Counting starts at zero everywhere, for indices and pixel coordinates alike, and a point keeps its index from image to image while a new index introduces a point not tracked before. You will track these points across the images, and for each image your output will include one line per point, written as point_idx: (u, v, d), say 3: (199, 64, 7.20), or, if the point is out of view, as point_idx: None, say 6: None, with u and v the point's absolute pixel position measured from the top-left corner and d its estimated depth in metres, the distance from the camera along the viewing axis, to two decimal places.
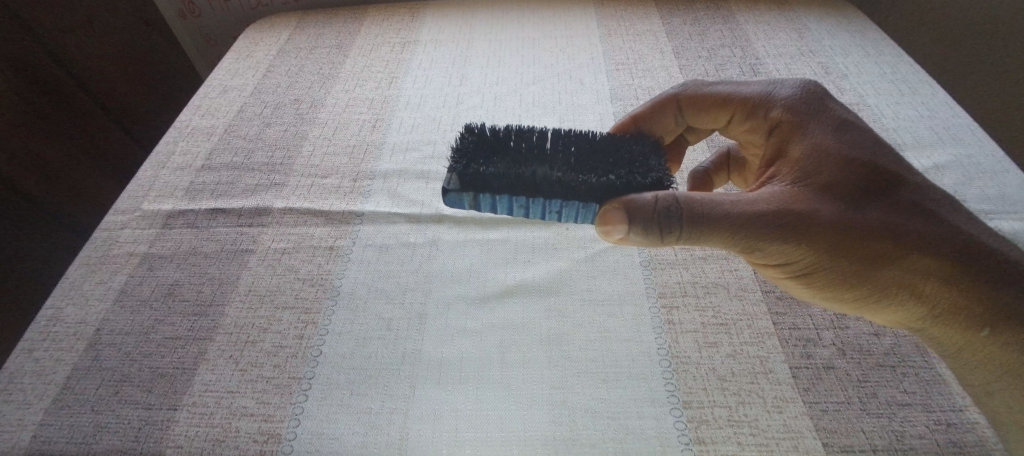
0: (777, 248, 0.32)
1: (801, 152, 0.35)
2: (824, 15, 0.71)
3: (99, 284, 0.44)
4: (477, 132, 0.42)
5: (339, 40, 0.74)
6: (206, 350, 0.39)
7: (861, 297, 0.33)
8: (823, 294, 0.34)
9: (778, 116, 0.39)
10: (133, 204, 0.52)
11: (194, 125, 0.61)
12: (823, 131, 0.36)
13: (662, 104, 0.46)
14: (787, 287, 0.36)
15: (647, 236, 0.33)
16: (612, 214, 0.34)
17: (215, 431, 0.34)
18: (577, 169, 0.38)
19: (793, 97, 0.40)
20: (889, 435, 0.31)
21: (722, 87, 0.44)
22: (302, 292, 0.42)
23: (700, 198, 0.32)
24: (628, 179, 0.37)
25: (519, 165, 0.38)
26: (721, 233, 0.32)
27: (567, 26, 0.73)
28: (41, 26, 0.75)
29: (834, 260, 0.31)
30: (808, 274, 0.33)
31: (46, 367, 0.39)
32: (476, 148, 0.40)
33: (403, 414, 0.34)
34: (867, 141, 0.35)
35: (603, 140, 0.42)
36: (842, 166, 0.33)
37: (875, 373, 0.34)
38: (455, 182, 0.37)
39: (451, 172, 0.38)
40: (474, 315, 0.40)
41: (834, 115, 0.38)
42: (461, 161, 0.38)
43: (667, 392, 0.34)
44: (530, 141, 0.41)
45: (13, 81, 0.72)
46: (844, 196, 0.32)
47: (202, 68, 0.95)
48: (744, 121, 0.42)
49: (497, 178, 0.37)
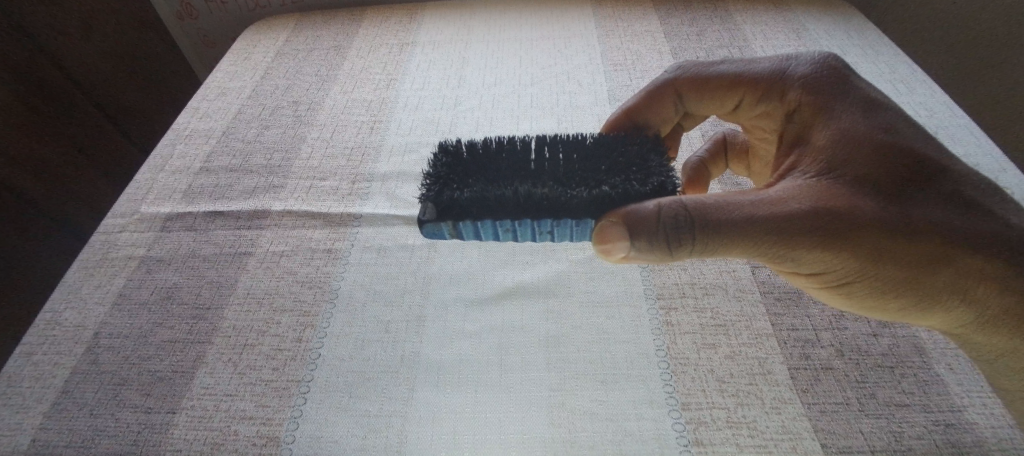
0: (803, 254, 0.31)
1: (824, 138, 0.35)
2: (823, 14, 0.71)
3: (98, 287, 0.44)
4: (451, 152, 0.42)
5: (337, 42, 0.74)
6: (205, 352, 0.39)
7: (894, 300, 0.32)
8: (857, 301, 0.34)
9: (795, 98, 0.39)
10: (132, 207, 0.52)
11: (192, 128, 0.61)
12: (848, 113, 0.36)
13: (656, 94, 0.46)
14: (820, 295, 0.36)
15: (652, 248, 0.33)
16: (610, 230, 0.34)
17: (215, 435, 0.34)
18: (565, 182, 0.38)
19: (811, 74, 0.39)
20: (888, 436, 0.31)
21: (727, 68, 0.44)
22: (301, 295, 0.43)
23: (709, 205, 0.32)
24: (624, 190, 0.36)
25: (495, 186, 0.38)
26: (730, 239, 0.31)
27: (564, 27, 0.73)
28: (40, 30, 0.75)
29: (859, 262, 0.31)
30: (836, 280, 0.33)
31: (46, 370, 0.39)
32: (449, 171, 0.40)
33: (402, 418, 0.34)
34: (893, 125, 0.35)
35: (594, 143, 0.42)
36: (860, 157, 0.33)
37: (873, 374, 0.34)
38: (430, 212, 0.38)
39: (426, 202, 0.38)
40: (473, 318, 0.40)
41: (859, 95, 0.37)
42: (435, 188, 0.38)
43: (667, 393, 0.34)
44: (510, 156, 0.41)
45: (14, 87, 0.73)
46: (865, 188, 0.31)
47: (204, 73, 0.96)
48: (757, 104, 0.43)
49: (474, 205, 0.37)
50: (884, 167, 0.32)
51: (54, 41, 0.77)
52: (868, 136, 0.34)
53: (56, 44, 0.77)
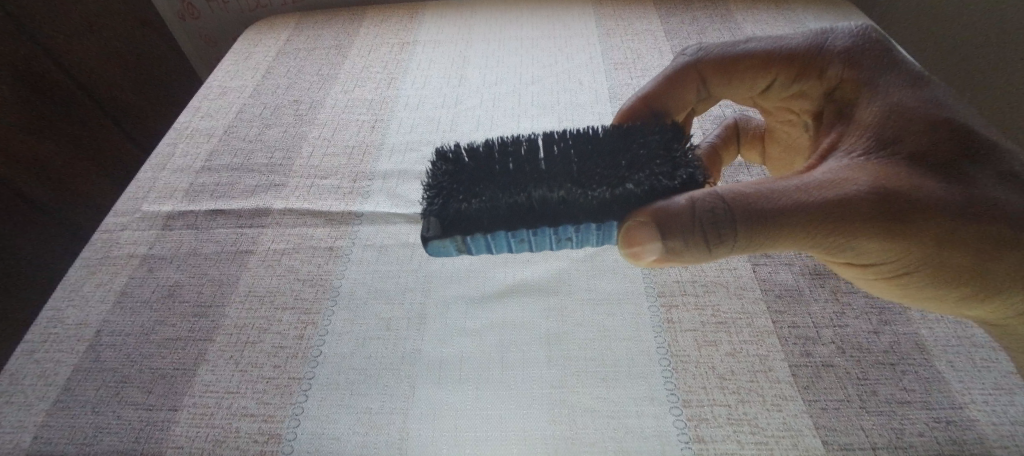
0: (861, 242, 0.31)
1: (871, 116, 0.35)
2: (824, 12, 0.70)
3: (99, 286, 0.44)
4: (452, 162, 0.41)
5: (338, 41, 0.74)
6: (206, 350, 0.39)
7: (941, 284, 0.32)
8: (910, 287, 0.34)
9: (836, 73, 0.39)
10: (133, 205, 0.52)
11: (194, 127, 0.61)
12: (889, 89, 0.36)
13: (673, 81, 0.46)
14: (868, 284, 0.36)
15: (688, 245, 0.33)
16: (639, 231, 0.33)
17: (216, 432, 0.34)
18: (582, 181, 0.37)
19: (852, 47, 0.40)
20: (889, 433, 0.31)
21: (757, 45, 0.44)
22: (302, 293, 0.43)
23: (749, 194, 0.32)
24: (649, 186, 0.36)
25: (507, 193, 0.37)
26: (775, 229, 0.31)
27: (565, 25, 0.73)
28: (40, 29, 0.75)
29: (911, 247, 0.30)
30: (891, 270, 0.33)
31: (47, 368, 0.39)
32: (454, 182, 0.38)
33: (403, 414, 0.34)
34: (941, 100, 0.35)
35: (607, 138, 0.41)
36: (901, 137, 0.33)
37: (874, 371, 0.34)
38: (434, 228, 0.36)
39: (430, 217, 0.36)
40: (474, 316, 0.40)
41: (904, 71, 0.37)
42: (439, 201, 0.36)
43: (667, 390, 0.34)
44: (518, 159, 0.41)
45: (14, 86, 0.73)
46: (910, 169, 0.31)
47: (205, 72, 0.96)
48: (792, 83, 0.43)
49: (485, 215, 0.36)
50: (923, 148, 0.32)
51: (56, 41, 0.77)
52: (907, 116, 0.34)
53: (57, 44, 0.77)
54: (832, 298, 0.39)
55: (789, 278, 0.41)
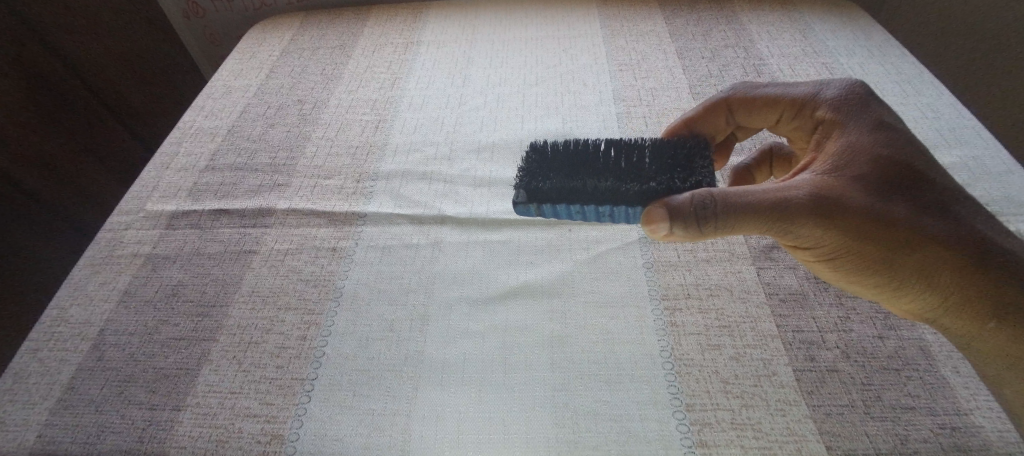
0: (821, 237, 0.32)
1: (835, 147, 0.36)
2: (828, 15, 0.70)
3: (103, 284, 0.45)
4: (539, 149, 0.43)
5: (343, 41, 0.74)
6: (209, 350, 0.39)
7: (884, 285, 0.33)
8: (852, 282, 0.35)
9: (823, 114, 0.39)
10: (137, 204, 0.52)
11: (197, 126, 0.61)
12: (862, 127, 0.37)
13: (714, 109, 0.46)
14: (813, 268, 0.37)
15: (685, 229, 0.33)
16: (655, 210, 0.34)
17: (218, 432, 0.34)
18: (624, 177, 0.39)
19: (838, 98, 0.40)
20: (894, 439, 0.30)
21: (769, 88, 0.44)
22: (305, 293, 0.43)
23: (740, 191, 0.32)
24: (670, 186, 0.37)
25: (569, 178, 0.39)
26: (760, 222, 0.32)
27: (569, 26, 0.73)
28: (42, 21, 0.75)
29: (861, 245, 0.32)
30: (834, 262, 0.34)
31: (52, 366, 0.39)
32: (537, 165, 0.41)
33: (404, 415, 0.34)
34: (900, 138, 0.36)
35: (652, 149, 0.42)
36: (858, 164, 0.34)
37: (880, 376, 0.34)
38: (522, 196, 0.39)
39: (518, 187, 0.39)
40: (477, 317, 0.40)
41: (875, 116, 0.37)
42: (524, 176, 0.40)
43: (671, 395, 0.34)
44: (585, 154, 0.42)
45: (12, 75, 0.73)
46: (870, 185, 0.33)
47: (209, 71, 0.96)
48: (790, 121, 0.43)
49: (554, 192, 0.39)
50: (893, 168, 0.33)
51: (56, 33, 0.77)
52: (871, 149, 0.35)
53: (60, 39, 0.78)
54: (836, 303, 0.39)
55: (793, 283, 0.41)
